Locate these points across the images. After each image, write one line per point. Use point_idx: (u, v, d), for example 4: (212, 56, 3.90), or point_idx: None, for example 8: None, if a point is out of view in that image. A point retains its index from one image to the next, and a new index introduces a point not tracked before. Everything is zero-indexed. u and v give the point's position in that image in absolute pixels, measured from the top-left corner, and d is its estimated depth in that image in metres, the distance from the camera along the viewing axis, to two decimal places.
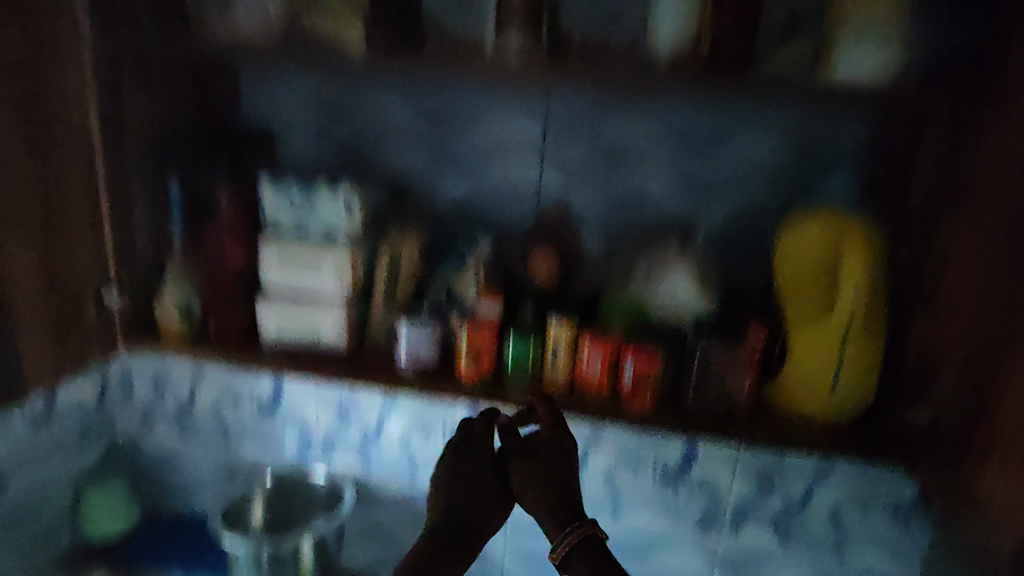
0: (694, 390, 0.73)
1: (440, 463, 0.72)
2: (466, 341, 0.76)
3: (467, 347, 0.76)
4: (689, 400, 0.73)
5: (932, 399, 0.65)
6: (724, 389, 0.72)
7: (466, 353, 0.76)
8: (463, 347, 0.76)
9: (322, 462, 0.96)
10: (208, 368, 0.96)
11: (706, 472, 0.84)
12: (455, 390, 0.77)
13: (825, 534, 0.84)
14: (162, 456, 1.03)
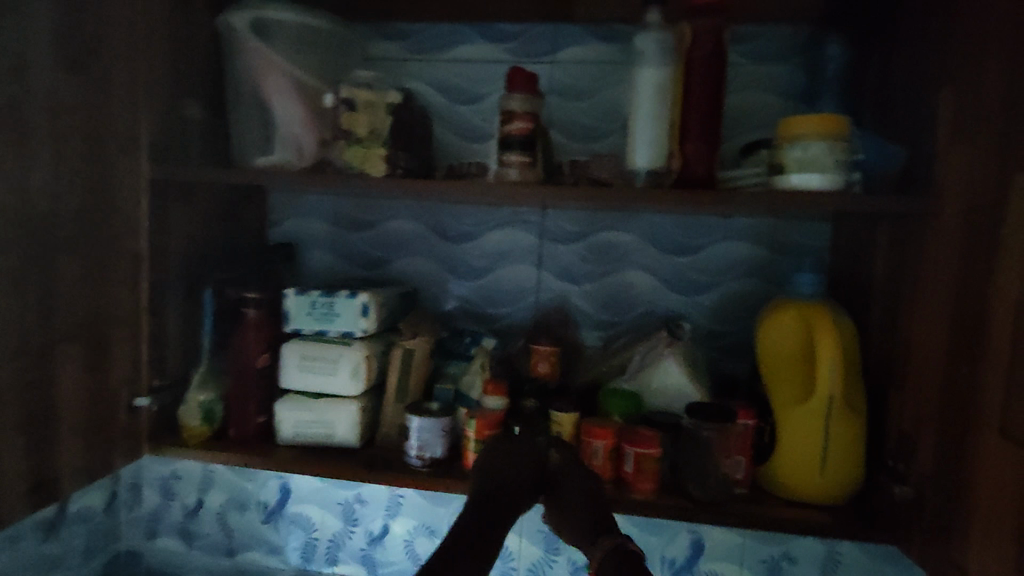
0: (695, 475, 0.75)
1: None
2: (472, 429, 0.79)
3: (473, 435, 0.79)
4: (690, 486, 0.75)
5: (919, 478, 0.67)
6: (723, 474, 0.75)
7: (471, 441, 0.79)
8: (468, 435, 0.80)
9: (326, 566, 1.10)
10: (218, 473, 1.12)
11: (716, 570, 1.00)
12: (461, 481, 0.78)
13: None
14: (159, 561, 1.15)
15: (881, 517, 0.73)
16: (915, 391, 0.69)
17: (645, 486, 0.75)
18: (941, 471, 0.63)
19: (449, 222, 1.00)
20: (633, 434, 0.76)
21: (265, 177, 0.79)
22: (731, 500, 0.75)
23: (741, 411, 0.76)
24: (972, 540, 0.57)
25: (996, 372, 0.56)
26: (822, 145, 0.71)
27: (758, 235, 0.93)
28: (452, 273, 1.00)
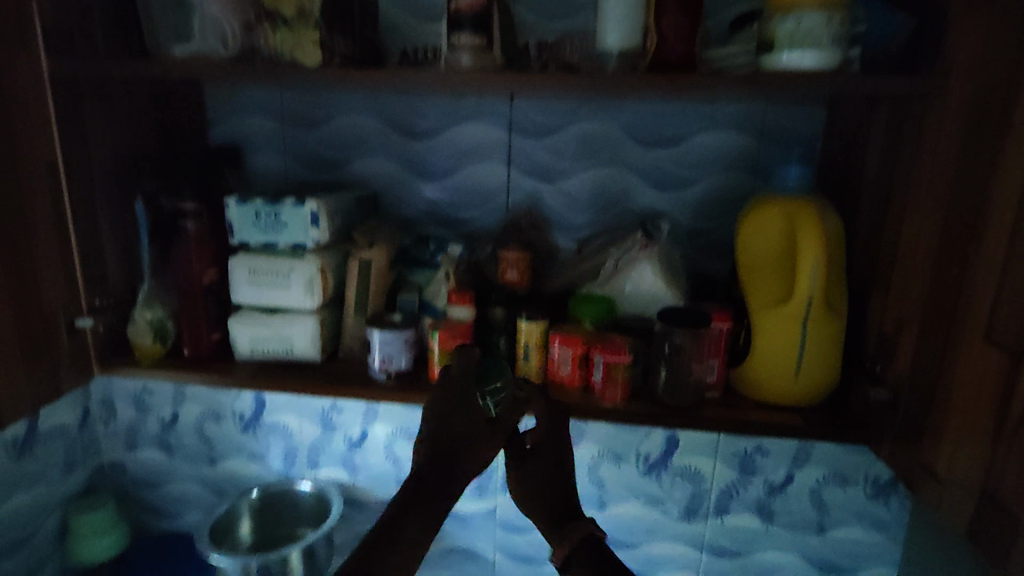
0: (665, 377, 0.74)
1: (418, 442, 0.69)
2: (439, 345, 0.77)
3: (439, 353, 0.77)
4: (662, 391, 0.75)
5: (895, 380, 0.65)
6: (694, 377, 0.74)
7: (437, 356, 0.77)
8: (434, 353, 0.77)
9: (308, 471, 1.12)
10: (190, 388, 1.11)
11: (691, 464, 1.02)
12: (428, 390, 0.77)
13: (806, 511, 1.02)
14: (142, 472, 1.17)
15: (854, 417, 0.72)
16: (901, 294, 0.65)
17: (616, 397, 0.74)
18: (917, 379, 0.61)
19: (408, 117, 0.91)
20: (601, 343, 0.74)
21: (184, 68, 0.69)
22: (701, 404, 0.74)
23: (717, 315, 0.73)
24: (942, 452, 0.56)
25: (986, 282, 0.51)
26: (819, 16, 0.62)
27: (744, 123, 0.85)
28: (413, 173, 0.92)
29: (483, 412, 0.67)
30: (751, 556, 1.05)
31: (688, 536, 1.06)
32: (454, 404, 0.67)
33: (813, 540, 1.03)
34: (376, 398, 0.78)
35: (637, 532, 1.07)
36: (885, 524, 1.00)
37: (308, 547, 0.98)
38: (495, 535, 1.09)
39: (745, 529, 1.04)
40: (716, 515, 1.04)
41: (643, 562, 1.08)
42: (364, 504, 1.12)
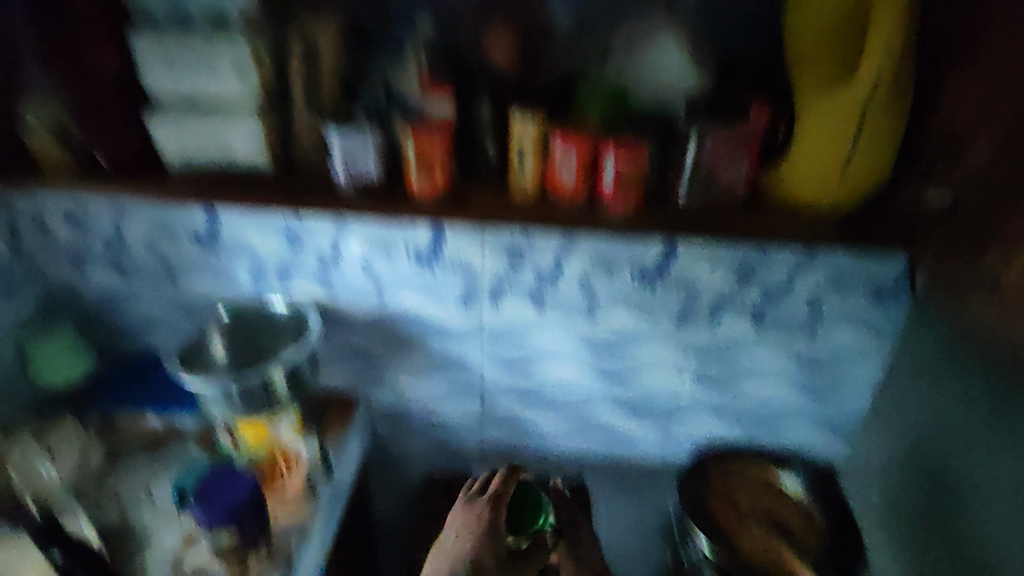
0: (684, 183, 0.70)
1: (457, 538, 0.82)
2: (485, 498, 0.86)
3: (475, 502, 0.86)
4: (680, 198, 0.72)
5: (962, 180, 0.65)
6: (716, 180, 0.70)
7: (476, 506, 0.85)
8: (475, 503, 0.86)
9: (280, 289, 1.05)
10: (130, 204, 0.99)
11: (688, 273, 0.97)
12: (411, 209, 0.73)
13: (800, 315, 1.00)
14: (99, 295, 1.09)
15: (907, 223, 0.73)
16: (988, 86, 0.61)
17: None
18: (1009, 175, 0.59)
19: None
20: (613, 141, 0.67)
21: None
22: (726, 212, 0.73)
23: (758, 107, 0.66)
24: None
25: None
26: None
27: None
28: None
29: (522, 518, 0.86)
30: (739, 359, 1.06)
31: (677, 343, 1.05)
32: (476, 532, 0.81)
33: (803, 343, 1.03)
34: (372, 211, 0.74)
35: (626, 340, 1.05)
36: (878, 326, 0.99)
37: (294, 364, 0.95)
38: (483, 347, 1.08)
39: (735, 335, 1.03)
40: (709, 322, 1.02)
41: (631, 368, 1.09)
42: (345, 321, 1.07)
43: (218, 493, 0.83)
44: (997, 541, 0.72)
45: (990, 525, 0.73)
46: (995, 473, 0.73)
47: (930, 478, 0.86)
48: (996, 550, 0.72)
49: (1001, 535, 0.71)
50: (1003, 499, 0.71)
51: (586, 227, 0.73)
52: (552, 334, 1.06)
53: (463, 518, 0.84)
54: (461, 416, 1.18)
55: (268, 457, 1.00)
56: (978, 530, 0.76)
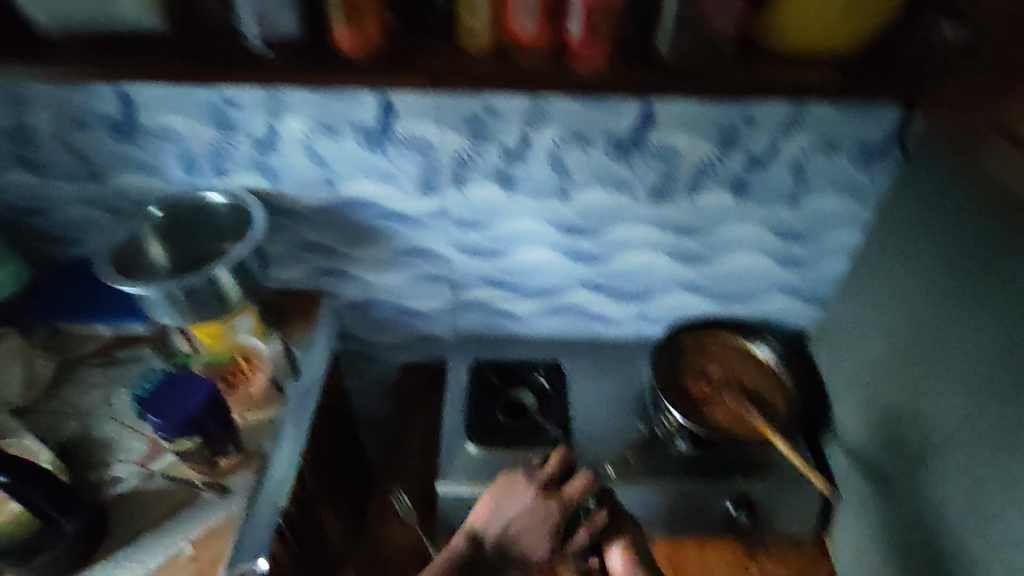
0: (666, 33, 0.62)
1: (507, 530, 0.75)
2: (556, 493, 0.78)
3: (547, 495, 0.77)
4: (664, 50, 0.63)
5: (981, 16, 0.61)
6: (704, 24, 0.61)
7: (552, 502, 0.76)
8: (549, 499, 0.77)
9: (217, 179, 0.95)
10: (23, 85, 0.85)
11: (666, 141, 0.89)
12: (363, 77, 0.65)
13: (783, 182, 0.94)
14: (12, 195, 0.97)
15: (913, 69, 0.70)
16: None
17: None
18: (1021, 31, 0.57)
19: None
20: None
21: None
22: (713, 63, 0.65)
23: None
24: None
25: None
26: None
27: None
28: None
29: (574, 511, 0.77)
30: (718, 233, 1.01)
31: (653, 220, 0.99)
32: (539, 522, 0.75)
33: (784, 212, 0.98)
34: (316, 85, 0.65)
35: (600, 218, 0.99)
36: (862, 189, 0.95)
37: (238, 263, 0.88)
38: (447, 233, 1.01)
39: (714, 208, 0.97)
40: (687, 195, 0.96)
41: (605, 248, 1.03)
42: (295, 212, 0.99)
43: (175, 403, 0.78)
44: (955, 429, 0.79)
45: (948, 413, 0.80)
46: (959, 366, 0.78)
47: (887, 370, 0.91)
48: (954, 434, 0.79)
49: (959, 422, 0.78)
50: (962, 392, 0.77)
51: (557, 88, 0.64)
52: (522, 216, 0.99)
53: (530, 539, 0.74)
54: (431, 306, 1.14)
55: (227, 359, 0.95)
56: (935, 417, 0.82)
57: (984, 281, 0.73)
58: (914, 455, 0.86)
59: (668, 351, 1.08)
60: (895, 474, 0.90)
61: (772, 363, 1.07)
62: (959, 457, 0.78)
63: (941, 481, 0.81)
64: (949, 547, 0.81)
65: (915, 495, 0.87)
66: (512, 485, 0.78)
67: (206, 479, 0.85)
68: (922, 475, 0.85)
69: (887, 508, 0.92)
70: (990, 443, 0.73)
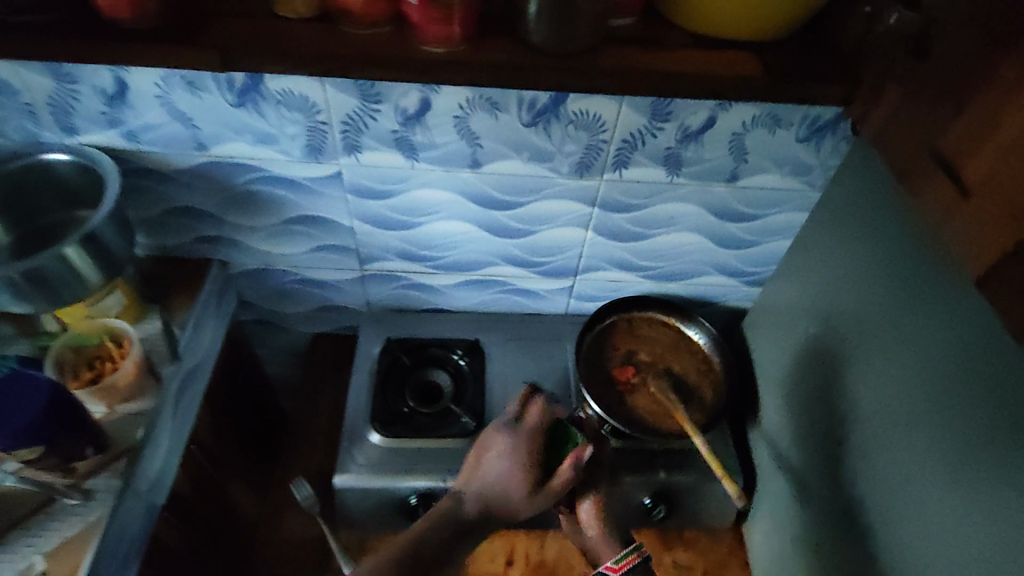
0: (542, 22, 0.65)
1: (494, 483, 0.70)
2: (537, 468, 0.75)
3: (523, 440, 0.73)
4: (532, 33, 0.67)
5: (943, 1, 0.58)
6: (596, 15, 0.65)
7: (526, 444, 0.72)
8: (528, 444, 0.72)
9: (62, 135, 0.80)
10: None
11: (589, 109, 0.78)
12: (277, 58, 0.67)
13: (721, 158, 0.84)
14: None
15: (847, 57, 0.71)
16: None
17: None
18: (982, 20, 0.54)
19: None
20: None
21: None
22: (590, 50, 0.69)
23: None
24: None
25: None
26: None
27: None
28: None
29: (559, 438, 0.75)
30: (651, 209, 0.91)
31: (577, 194, 0.88)
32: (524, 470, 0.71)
33: (721, 190, 0.89)
34: (120, 63, 0.68)
35: (517, 189, 0.87)
36: (808, 169, 0.86)
37: (91, 234, 0.76)
38: (345, 201, 0.89)
39: (645, 183, 0.87)
40: (614, 169, 0.85)
41: (527, 222, 0.93)
42: (167, 174, 0.86)
43: (15, 410, 0.69)
44: (876, 426, 0.72)
45: (872, 410, 0.73)
46: (887, 363, 0.71)
47: (815, 360, 0.84)
48: (876, 431, 0.72)
49: (882, 420, 0.71)
50: (890, 390, 0.70)
51: (431, 75, 0.68)
52: (430, 187, 0.87)
53: (522, 501, 0.69)
54: (339, 277, 1.04)
55: (95, 342, 0.84)
56: (860, 413, 0.76)
57: (917, 284, 0.66)
58: (835, 452, 0.81)
59: (595, 335, 1.02)
60: (814, 466, 0.85)
61: (704, 348, 1.02)
62: (878, 456, 0.72)
63: (860, 478, 0.76)
64: (859, 546, 0.76)
65: (831, 491, 0.82)
66: (489, 438, 0.74)
67: (62, 482, 0.74)
68: (840, 469, 0.80)
69: (804, 502, 0.88)
70: (912, 444, 0.67)
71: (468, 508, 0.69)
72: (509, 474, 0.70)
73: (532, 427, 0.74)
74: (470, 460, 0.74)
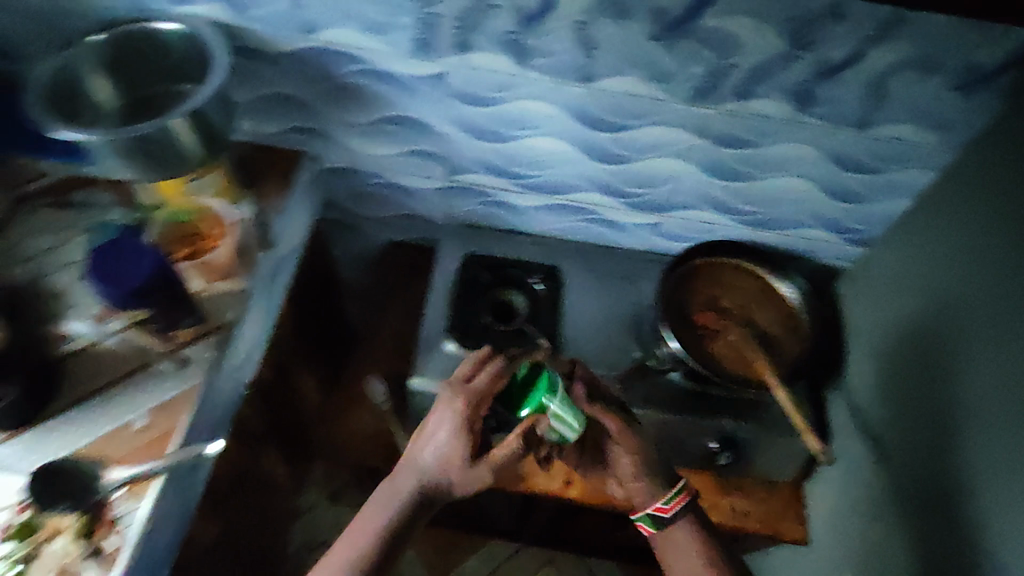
0: None
1: (433, 457, 0.75)
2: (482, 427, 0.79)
3: (459, 408, 0.76)
4: None
5: None
6: None
7: (462, 414, 0.75)
8: (465, 410, 0.76)
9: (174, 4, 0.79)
10: None
11: (723, 28, 0.71)
12: None
13: (855, 99, 0.77)
14: None
15: None
16: None
17: (680, 551, 0.75)
18: None
19: None
20: None
21: None
22: None
23: None
24: None
25: None
26: None
27: None
28: None
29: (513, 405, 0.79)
30: (764, 148, 0.85)
31: (687, 123, 0.83)
32: (462, 448, 0.74)
33: (846, 136, 0.82)
34: None
35: (626, 110, 0.82)
36: (949, 123, 0.78)
37: (196, 111, 0.75)
38: (446, 105, 0.87)
39: (765, 119, 0.81)
40: (735, 99, 0.79)
41: (628, 149, 0.88)
42: (271, 58, 0.84)
43: (121, 270, 0.70)
44: (962, 418, 0.73)
45: (963, 400, 0.73)
46: (985, 359, 0.70)
47: (920, 330, 0.80)
48: (962, 422, 0.73)
49: (982, 408, 0.70)
50: (1007, 375, 0.67)
51: None
52: (534, 100, 0.83)
53: (462, 475, 0.74)
54: (425, 185, 1.02)
55: (191, 219, 0.85)
56: (949, 401, 0.75)
57: None
58: (911, 433, 0.81)
59: (680, 275, 0.98)
60: (892, 440, 0.84)
61: (791, 303, 0.97)
62: (961, 446, 0.72)
63: (934, 461, 0.77)
64: (942, 522, 0.74)
65: (903, 469, 0.82)
66: (437, 412, 0.77)
67: (162, 347, 0.78)
68: (915, 450, 0.80)
69: (872, 474, 0.87)
70: (1006, 442, 0.66)
71: (416, 487, 0.74)
72: (447, 448, 0.74)
73: (478, 389, 0.76)
74: (421, 436, 0.77)
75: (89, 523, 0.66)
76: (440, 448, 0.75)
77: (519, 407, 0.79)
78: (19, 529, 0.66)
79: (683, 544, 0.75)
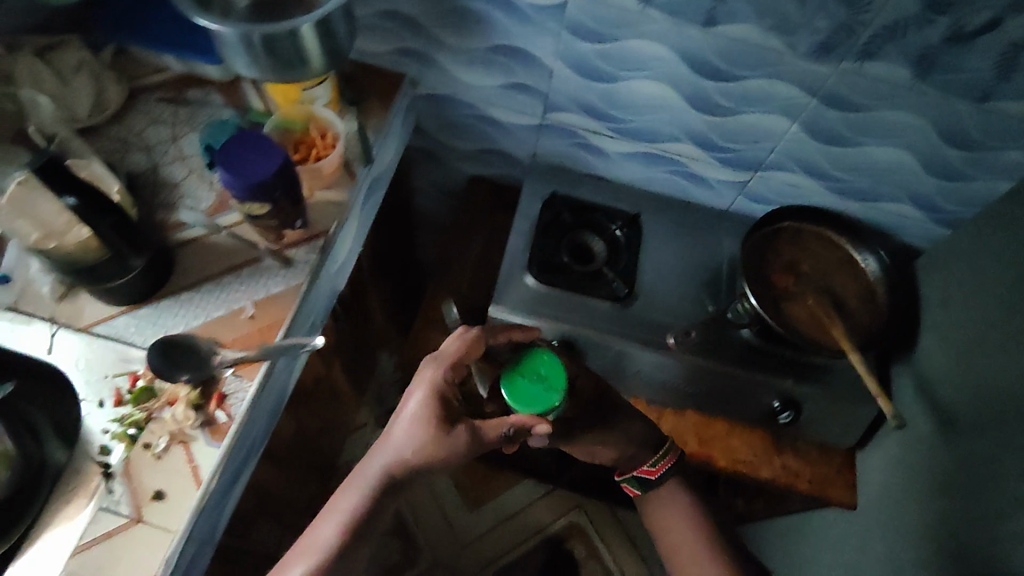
0: None
1: (403, 432, 0.73)
2: (458, 399, 0.77)
3: (429, 381, 0.76)
4: None
5: None
6: None
7: (430, 387, 0.75)
8: (436, 382, 0.75)
9: None
10: None
11: None
12: None
13: (979, 71, 0.76)
14: None
15: None
16: None
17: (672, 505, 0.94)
18: None
19: None
20: None
21: None
22: None
23: None
24: None
25: None
26: None
27: None
28: None
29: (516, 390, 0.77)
30: (873, 113, 0.85)
31: (800, 78, 0.83)
32: (431, 420, 0.73)
33: (961, 108, 0.81)
34: None
35: (741, 60, 0.82)
36: None
37: (325, 18, 0.76)
38: (558, 39, 0.87)
39: (881, 82, 0.80)
40: (857, 58, 0.78)
41: (733, 101, 0.88)
42: None
43: (247, 161, 0.73)
44: (1012, 405, 0.76)
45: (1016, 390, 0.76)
46: None
47: (1008, 318, 0.79)
48: (1011, 410, 0.76)
49: None
50: None
51: None
52: (648, 42, 0.84)
53: (432, 449, 0.72)
54: (518, 120, 1.03)
55: (300, 127, 0.88)
56: (1003, 389, 0.78)
57: None
58: (963, 415, 0.84)
59: (761, 236, 0.99)
60: (944, 420, 0.87)
61: (870, 275, 0.97)
62: (1006, 432, 0.76)
63: (977, 444, 0.80)
64: (972, 498, 0.79)
65: (948, 447, 0.85)
66: (410, 388, 0.78)
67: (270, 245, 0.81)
68: (964, 431, 0.83)
69: (921, 449, 0.90)
70: None
71: (384, 467, 0.73)
72: (414, 418, 0.73)
73: (450, 357, 0.77)
74: (396, 416, 0.77)
75: (200, 396, 0.72)
76: (408, 422, 0.74)
77: (523, 400, 0.76)
78: (136, 394, 0.71)
79: (669, 499, 0.95)
